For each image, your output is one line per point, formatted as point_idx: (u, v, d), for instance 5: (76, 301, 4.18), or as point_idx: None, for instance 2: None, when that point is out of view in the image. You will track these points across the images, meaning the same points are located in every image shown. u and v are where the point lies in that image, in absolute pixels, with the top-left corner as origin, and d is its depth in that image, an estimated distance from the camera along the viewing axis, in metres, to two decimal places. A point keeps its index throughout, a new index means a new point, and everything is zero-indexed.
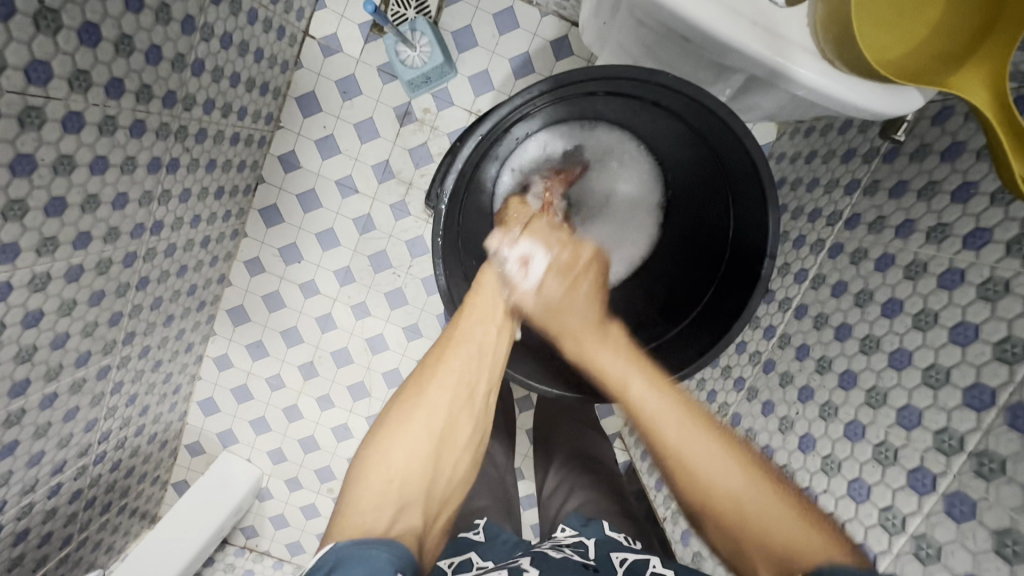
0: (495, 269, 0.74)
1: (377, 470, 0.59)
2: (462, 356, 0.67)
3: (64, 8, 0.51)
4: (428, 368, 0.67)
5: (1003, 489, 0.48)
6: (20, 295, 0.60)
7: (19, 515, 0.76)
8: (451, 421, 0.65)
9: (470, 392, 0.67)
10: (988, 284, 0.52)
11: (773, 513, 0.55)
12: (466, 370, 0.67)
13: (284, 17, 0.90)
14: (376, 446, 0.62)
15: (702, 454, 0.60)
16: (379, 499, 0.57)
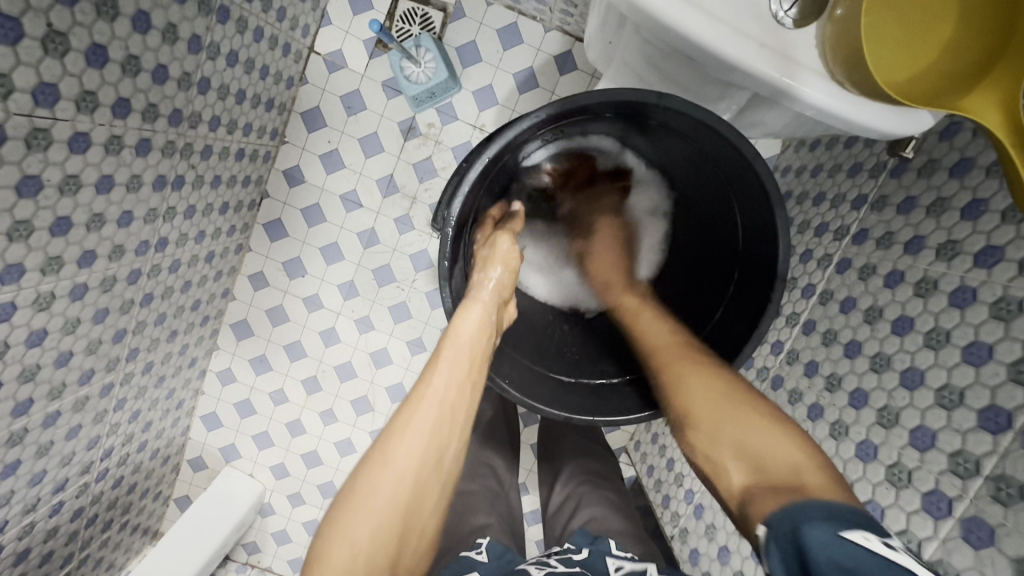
0: (475, 309, 0.63)
1: (335, 549, 0.49)
2: (437, 401, 0.55)
3: (73, 31, 0.51)
4: (390, 423, 0.55)
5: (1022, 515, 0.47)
6: (24, 315, 0.59)
7: (20, 534, 0.75)
8: (420, 487, 0.53)
9: (441, 456, 0.55)
10: (1001, 304, 0.51)
11: (768, 435, 0.53)
12: (438, 418, 0.55)
13: (290, 34, 0.90)
14: (338, 517, 0.51)
15: (703, 387, 0.61)
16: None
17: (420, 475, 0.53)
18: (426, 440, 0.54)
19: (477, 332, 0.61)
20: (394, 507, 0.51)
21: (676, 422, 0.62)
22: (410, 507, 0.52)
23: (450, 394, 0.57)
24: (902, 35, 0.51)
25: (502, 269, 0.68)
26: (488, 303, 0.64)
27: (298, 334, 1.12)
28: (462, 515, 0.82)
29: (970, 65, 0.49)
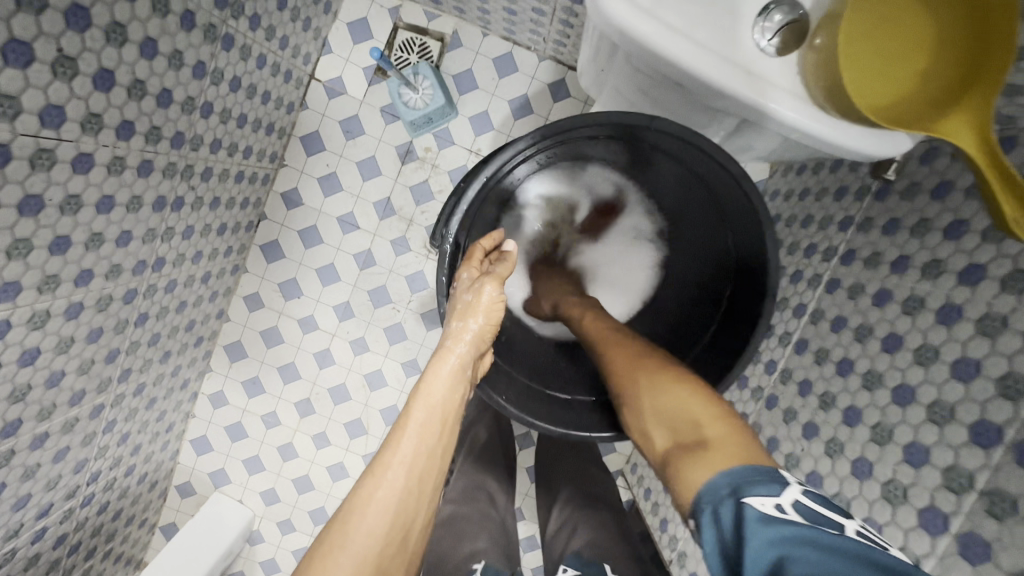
0: (450, 359, 0.58)
1: None
2: (403, 471, 0.50)
3: (82, 56, 0.53)
4: (350, 500, 0.49)
5: (1015, 529, 0.46)
6: (19, 333, 0.59)
7: (1, 561, 0.73)
8: (384, 566, 0.47)
9: (406, 531, 0.50)
10: (986, 320, 0.52)
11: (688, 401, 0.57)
12: (405, 493, 0.50)
13: (292, 62, 0.93)
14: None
15: (628, 361, 0.65)
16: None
17: (384, 553, 0.48)
18: (387, 514, 0.48)
19: (449, 389, 0.56)
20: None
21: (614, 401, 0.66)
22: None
23: (417, 463, 0.51)
24: (894, 47, 0.52)
25: (481, 322, 0.62)
26: (465, 357, 0.59)
27: (292, 355, 1.12)
28: (454, 541, 0.83)
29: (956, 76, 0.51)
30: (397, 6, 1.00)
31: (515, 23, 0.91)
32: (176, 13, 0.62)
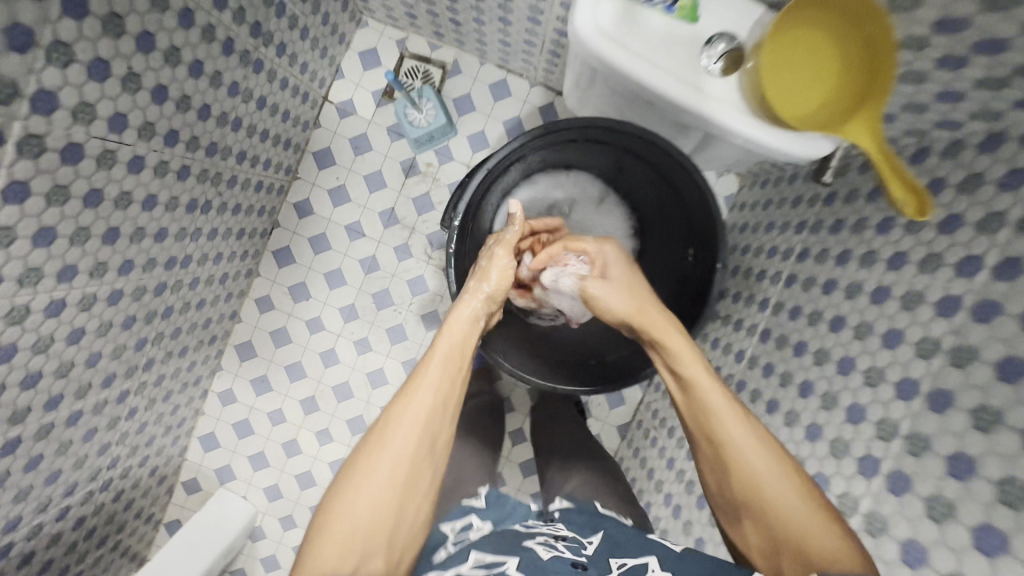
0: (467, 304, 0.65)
1: (337, 521, 0.48)
2: (433, 387, 0.55)
3: (146, 74, 0.62)
4: (386, 415, 0.53)
5: (929, 462, 0.53)
6: (70, 312, 0.67)
7: (29, 534, 0.78)
8: (417, 466, 0.52)
9: (434, 437, 0.54)
10: (907, 296, 0.61)
11: (807, 518, 0.52)
12: (434, 406, 0.54)
13: (309, 85, 1.04)
14: (339, 497, 0.49)
15: (761, 463, 0.55)
16: (346, 554, 0.47)
17: (417, 455, 0.52)
18: (420, 423, 0.53)
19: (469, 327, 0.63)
20: (393, 485, 0.50)
21: (732, 506, 0.58)
22: (407, 486, 0.51)
23: (445, 382, 0.56)
24: (792, 82, 0.60)
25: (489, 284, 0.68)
26: (478, 308, 0.66)
27: (299, 355, 1.19)
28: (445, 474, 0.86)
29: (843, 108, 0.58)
30: (404, 37, 1.12)
31: (509, 54, 1.03)
32: (219, 41, 0.72)
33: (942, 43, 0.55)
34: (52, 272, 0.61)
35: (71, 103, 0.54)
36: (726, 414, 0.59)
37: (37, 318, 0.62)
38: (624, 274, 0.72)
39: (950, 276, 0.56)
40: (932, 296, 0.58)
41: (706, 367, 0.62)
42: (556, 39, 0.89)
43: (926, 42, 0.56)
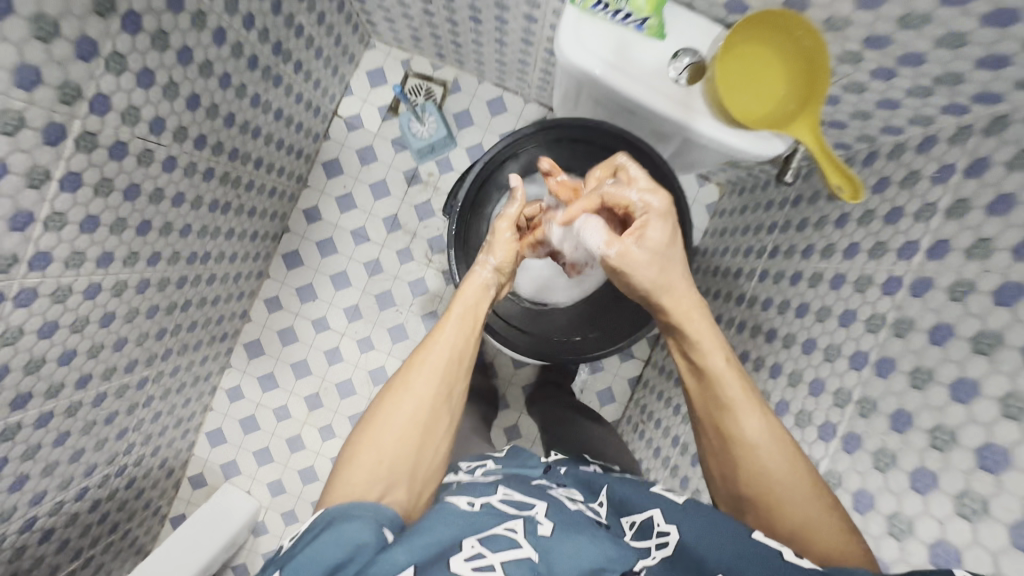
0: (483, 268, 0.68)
1: (364, 450, 0.55)
2: (450, 342, 0.60)
3: (183, 83, 0.70)
4: (408, 365, 0.59)
5: (877, 423, 0.60)
6: (104, 297, 0.73)
7: (52, 511, 0.83)
8: (435, 410, 0.58)
9: (450, 389, 0.60)
10: (860, 280, 0.69)
11: (814, 517, 0.54)
12: (452, 358, 0.60)
13: (321, 100, 1.12)
14: (366, 433, 0.56)
15: (771, 457, 0.57)
16: (371, 480, 0.53)
17: (435, 402, 0.58)
18: (439, 372, 0.59)
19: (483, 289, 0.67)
20: (414, 425, 0.56)
21: (737, 500, 0.59)
22: (427, 427, 0.57)
23: (461, 339, 0.61)
24: (748, 89, 0.60)
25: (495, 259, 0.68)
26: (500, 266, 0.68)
27: (305, 353, 1.25)
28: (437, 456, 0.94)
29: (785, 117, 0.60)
30: (408, 58, 1.21)
31: (505, 72, 1.12)
32: (245, 57, 0.81)
33: (874, 58, 0.61)
34: (94, 258, 0.68)
35: (121, 106, 0.62)
36: (746, 409, 0.59)
37: (78, 299, 0.68)
38: (664, 241, 0.63)
39: (894, 259, 0.64)
40: (879, 278, 0.65)
41: (728, 361, 0.62)
42: (546, 59, 0.98)
43: (860, 57, 0.62)
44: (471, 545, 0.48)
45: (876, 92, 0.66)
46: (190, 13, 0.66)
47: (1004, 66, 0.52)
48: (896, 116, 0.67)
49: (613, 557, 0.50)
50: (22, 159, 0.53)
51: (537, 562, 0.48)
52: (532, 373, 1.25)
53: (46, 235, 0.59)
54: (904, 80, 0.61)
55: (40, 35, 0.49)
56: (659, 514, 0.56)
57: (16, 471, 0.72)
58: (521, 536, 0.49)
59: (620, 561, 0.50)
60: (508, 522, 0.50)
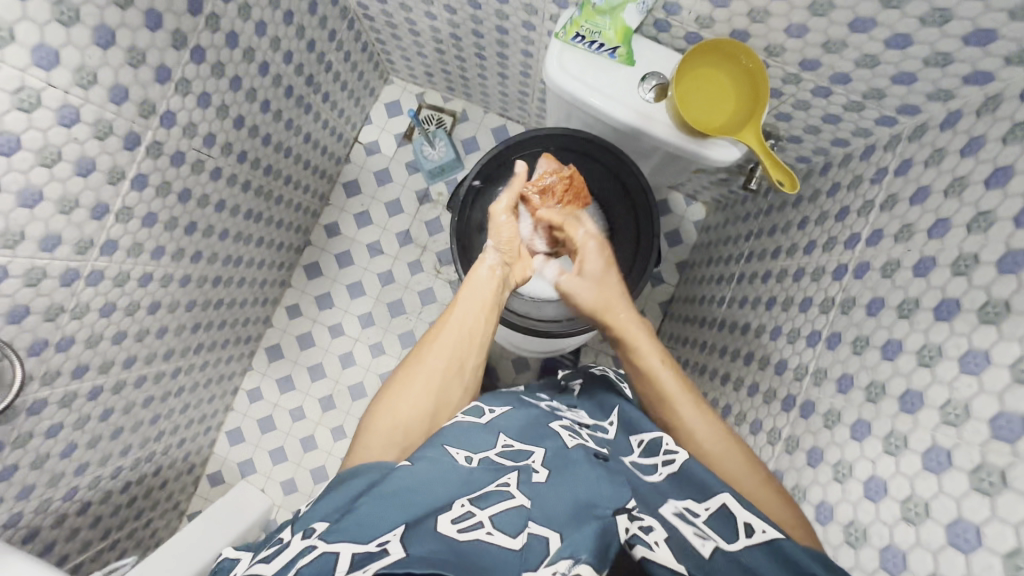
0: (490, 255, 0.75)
1: (382, 412, 0.59)
2: (462, 321, 0.68)
3: (231, 106, 0.83)
4: (422, 345, 0.66)
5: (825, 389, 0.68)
6: (154, 286, 0.84)
7: (91, 484, 0.91)
8: (448, 383, 0.63)
9: (462, 362, 0.65)
10: (817, 272, 0.78)
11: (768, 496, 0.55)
12: (464, 336, 0.67)
13: (344, 127, 1.26)
14: (382, 400, 0.61)
15: (709, 443, 0.59)
16: (387, 441, 0.57)
17: (448, 372, 0.64)
18: (453, 347, 0.65)
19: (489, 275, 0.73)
20: (428, 391, 0.62)
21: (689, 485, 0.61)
22: (441, 398, 0.62)
23: (473, 320, 0.68)
24: (704, 104, 0.71)
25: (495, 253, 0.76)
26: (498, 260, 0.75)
27: (321, 357, 1.34)
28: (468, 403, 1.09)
29: (736, 128, 0.71)
30: (422, 92, 1.36)
31: (508, 104, 1.26)
32: (283, 87, 0.95)
33: (810, 78, 0.70)
34: (149, 249, 0.79)
35: (184, 121, 0.74)
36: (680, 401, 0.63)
37: (133, 285, 0.79)
38: (600, 268, 0.76)
39: (843, 250, 0.73)
40: (831, 268, 0.74)
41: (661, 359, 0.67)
42: (543, 89, 1.11)
43: (799, 78, 0.71)
44: (461, 506, 0.45)
45: (819, 109, 0.76)
46: (243, 49, 0.80)
47: (913, 81, 0.62)
48: (841, 129, 0.77)
49: (605, 496, 0.48)
50: (107, 160, 0.65)
51: (530, 509, 0.45)
52: (532, 377, 1.32)
53: (116, 225, 0.71)
54: (840, 96, 0.71)
55: (131, 62, 0.62)
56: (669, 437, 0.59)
57: (67, 438, 0.81)
58: (513, 488, 0.47)
59: (614, 501, 0.47)
60: (500, 478, 0.49)
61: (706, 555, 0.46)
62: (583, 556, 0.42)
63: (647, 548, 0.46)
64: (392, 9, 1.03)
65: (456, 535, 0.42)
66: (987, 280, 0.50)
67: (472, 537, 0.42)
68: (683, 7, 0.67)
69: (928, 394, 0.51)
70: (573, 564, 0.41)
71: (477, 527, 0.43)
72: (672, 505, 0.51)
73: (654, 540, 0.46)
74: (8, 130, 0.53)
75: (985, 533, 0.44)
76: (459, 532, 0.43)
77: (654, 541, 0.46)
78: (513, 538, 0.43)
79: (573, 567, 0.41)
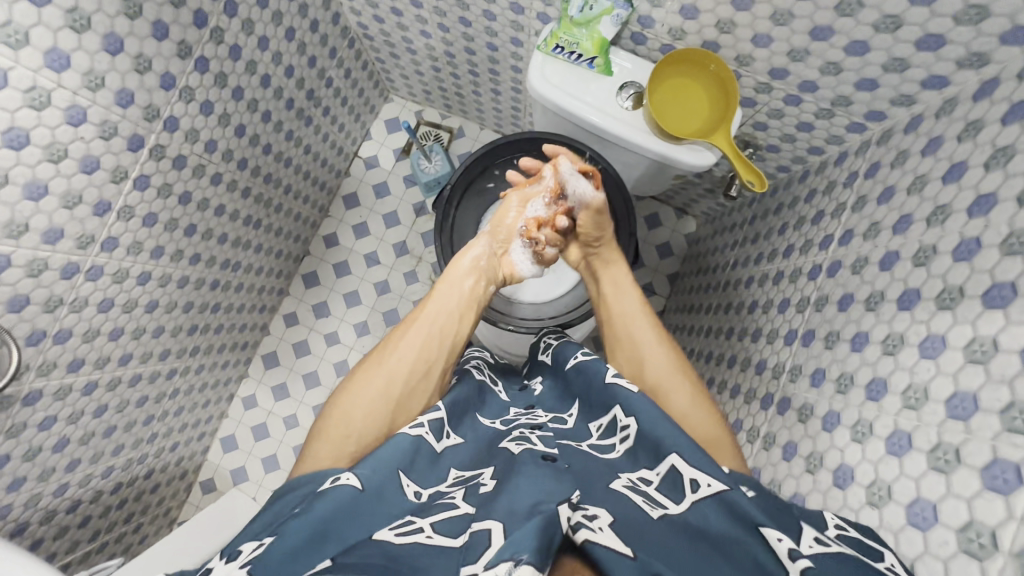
0: (475, 249, 0.79)
1: (339, 409, 0.60)
2: (427, 322, 0.69)
3: (233, 115, 0.87)
4: (385, 345, 0.68)
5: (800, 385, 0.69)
6: (153, 285, 0.87)
7: (81, 482, 0.91)
8: (408, 384, 0.64)
9: (427, 365, 0.66)
10: (794, 274, 0.79)
11: (715, 432, 0.61)
12: (429, 336, 0.68)
13: (344, 141, 1.31)
14: (336, 405, 0.61)
15: (667, 361, 0.67)
16: (338, 449, 0.57)
17: (411, 372, 0.64)
18: (414, 347, 0.66)
19: (466, 269, 0.77)
20: (387, 389, 0.62)
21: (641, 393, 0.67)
22: (400, 400, 0.62)
23: (442, 318, 0.71)
24: (679, 110, 0.75)
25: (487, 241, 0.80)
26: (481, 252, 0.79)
27: (317, 365, 1.36)
28: None
29: (709, 130, 0.74)
30: (420, 110, 1.42)
31: (502, 120, 1.31)
32: (284, 99, 0.99)
33: (781, 87, 0.72)
34: (149, 249, 0.82)
35: (186, 127, 0.78)
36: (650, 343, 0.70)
37: (132, 283, 0.82)
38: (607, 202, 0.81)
39: (818, 251, 0.75)
40: (807, 270, 0.76)
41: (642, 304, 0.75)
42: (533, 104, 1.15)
43: (770, 87, 0.73)
44: (401, 519, 0.46)
45: (793, 117, 0.76)
46: (245, 62, 0.85)
47: (876, 86, 0.64)
48: (815, 137, 0.78)
49: (547, 492, 0.45)
50: (111, 159, 0.69)
51: (473, 514, 0.44)
52: None
53: (117, 223, 0.74)
54: (810, 104, 0.72)
55: (137, 68, 0.67)
56: (620, 411, 0.59)
57: (60, 432, 0.82)
58: (459, 499, 0.48)
59: (556, 494, 0.44)
60: (449, 491, 0.50)
61: (655, 516, 0.45)
62: (525, 555, 0.35)
63: (591, 531, 0.40)
64: (388, 29, 1.08)
65: (393, 538, 0.43)
66: (943, 269, 0.53)
67: (410, 540, 0.43)
68: (656, 19, 0.71)
69: (891, 380, 0.55)
70: (514, 566, 0.35)
71: (416, 531, 0.44)
72: (625, 478, 0.51)
73: (598, 524, 0.40)
74: (18, 126, 0.57)
75: (940, 509, 0.48)
76: (397, 536, 0.44)
77: (598, 526, 0.41)
78: (453, 536, 0.42)
79: (515, 568, 0.35)
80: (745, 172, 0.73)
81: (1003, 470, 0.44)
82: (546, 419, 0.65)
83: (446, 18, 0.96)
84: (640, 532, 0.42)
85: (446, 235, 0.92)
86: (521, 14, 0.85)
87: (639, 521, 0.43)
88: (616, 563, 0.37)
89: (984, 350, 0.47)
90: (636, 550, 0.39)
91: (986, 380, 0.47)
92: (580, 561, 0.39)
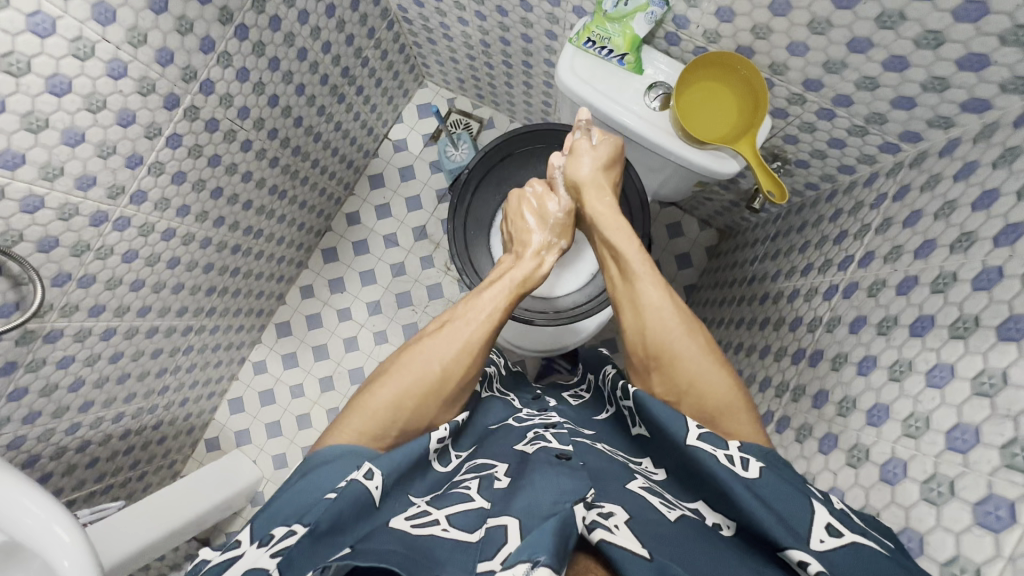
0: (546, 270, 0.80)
1: (383, 389, 0.59)
2: (483, 320, 0.68)
3: (267, 85, 0.89)
4: (434, 331, 0.67)
5: (801, 406, 0.67)
6: (175, 244, 0.90)
7: (92, 423, 0.95)
8: (457, 379, 0.63)
9: (472, 361, 0.65)
10: (808, 294, 0.77)
11: (730, 396, 0.57)
12: (483, 334, 0.67)
13: (375, 121, 1.33)
14: (372, 387, 0.60)
15: (676, 322, 0.63)
16: (378, 429, 0.57)
17: (457, 363, 0.63)
18: (470, 346, 0.65)
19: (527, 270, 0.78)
20: (431, 376, 0.61)
21: (644, 359, 0.63)
22: (440, 394, 0.61)
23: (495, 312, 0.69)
24: (705, 114, 0.73)
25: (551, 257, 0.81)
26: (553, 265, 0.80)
27: (326, 339, 1.39)
28: None
29: (735, 138, 0.73)
30: (452, 97, 1.43)
31: (531, 114, 1.31)
32: (319, 75, 1.01)
33: (814, 99, 0.70)
34: (175, 206, 0.85)
35: (221, 91, 0.81)
36: (658, 304, 0.64)
37: (157, 237, 0.85)
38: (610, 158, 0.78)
39: (836, 271, 0.73)
40: (823, 289, 0.74)
41: (640, 244, 0.71)
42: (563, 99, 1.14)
43: (803, 98, 0.71)
44: (416, 509, 0.46)
45: (825, 132, 0.74)
46: (284, 33, 0.87)
47: (913, 106, 0.62)
48: (846, 155, 0.75)
49: (565, 490, 0.43)
50: (146, 115, 0.71)
51: (490, 510, 0.43)
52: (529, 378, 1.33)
53: (148, 177, 0.77)
54: (844, 120, 0.70)
55: (180, 29, 0.69)
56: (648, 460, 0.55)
57: (77, 373, 0.86)
58: (473, 491, 0.47)
59: (572, 494, 0.43)
60: (462, 484, 0.49)
61: (673, 519, 0.44)
62: (543, 557, 0.34)
63: (606, 531, 0.39)
64: (428, 13, 1.09)
65: (410, 528, 0.43)
66: (961, 297, 0.51)
67: (426, 532, 0.42)
68: (691, 20, 0.70)
69: (895, 407, 0.54)
70: (530, 568, 0.34)
71: (432, 524, 0.43)
72: (641, 479, 0.50)
73: (614, 523, 0.40)
74: (62, 73, 0.60)
75: (927, 541, 0.47)
76: (413, 527, 0.43)
77: (614, 524, 0.40)
78: (469, 532, 0.42)
79: (532, 570, 0.34)
80: (769, 187, 0.71)
81: (997, 506, 0.43)
82: (559, 419, 0.65)
83: (483, 6, 0.96)
84: (655, 529, 0.41)
85: (460, 215, 0.93)
86: (557, 6, 0.85)
87: (653, 520, 0.42)
88: (630, 564, 0.37)
89: (992, 383, 0.46)
90: (654, 551, 0.38)
91: (990, 414, 0.46)
92: (597, 565, 0.39)
